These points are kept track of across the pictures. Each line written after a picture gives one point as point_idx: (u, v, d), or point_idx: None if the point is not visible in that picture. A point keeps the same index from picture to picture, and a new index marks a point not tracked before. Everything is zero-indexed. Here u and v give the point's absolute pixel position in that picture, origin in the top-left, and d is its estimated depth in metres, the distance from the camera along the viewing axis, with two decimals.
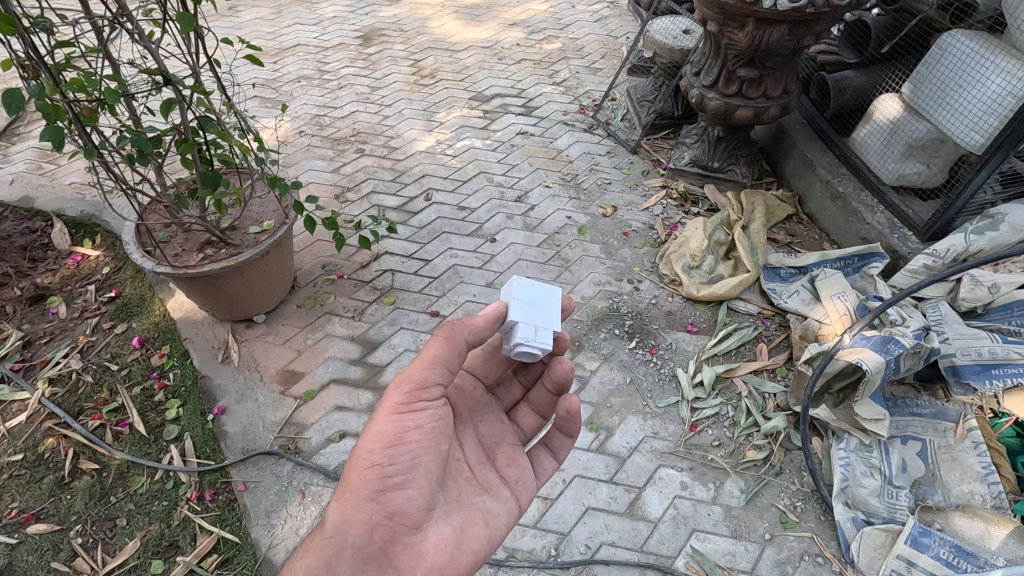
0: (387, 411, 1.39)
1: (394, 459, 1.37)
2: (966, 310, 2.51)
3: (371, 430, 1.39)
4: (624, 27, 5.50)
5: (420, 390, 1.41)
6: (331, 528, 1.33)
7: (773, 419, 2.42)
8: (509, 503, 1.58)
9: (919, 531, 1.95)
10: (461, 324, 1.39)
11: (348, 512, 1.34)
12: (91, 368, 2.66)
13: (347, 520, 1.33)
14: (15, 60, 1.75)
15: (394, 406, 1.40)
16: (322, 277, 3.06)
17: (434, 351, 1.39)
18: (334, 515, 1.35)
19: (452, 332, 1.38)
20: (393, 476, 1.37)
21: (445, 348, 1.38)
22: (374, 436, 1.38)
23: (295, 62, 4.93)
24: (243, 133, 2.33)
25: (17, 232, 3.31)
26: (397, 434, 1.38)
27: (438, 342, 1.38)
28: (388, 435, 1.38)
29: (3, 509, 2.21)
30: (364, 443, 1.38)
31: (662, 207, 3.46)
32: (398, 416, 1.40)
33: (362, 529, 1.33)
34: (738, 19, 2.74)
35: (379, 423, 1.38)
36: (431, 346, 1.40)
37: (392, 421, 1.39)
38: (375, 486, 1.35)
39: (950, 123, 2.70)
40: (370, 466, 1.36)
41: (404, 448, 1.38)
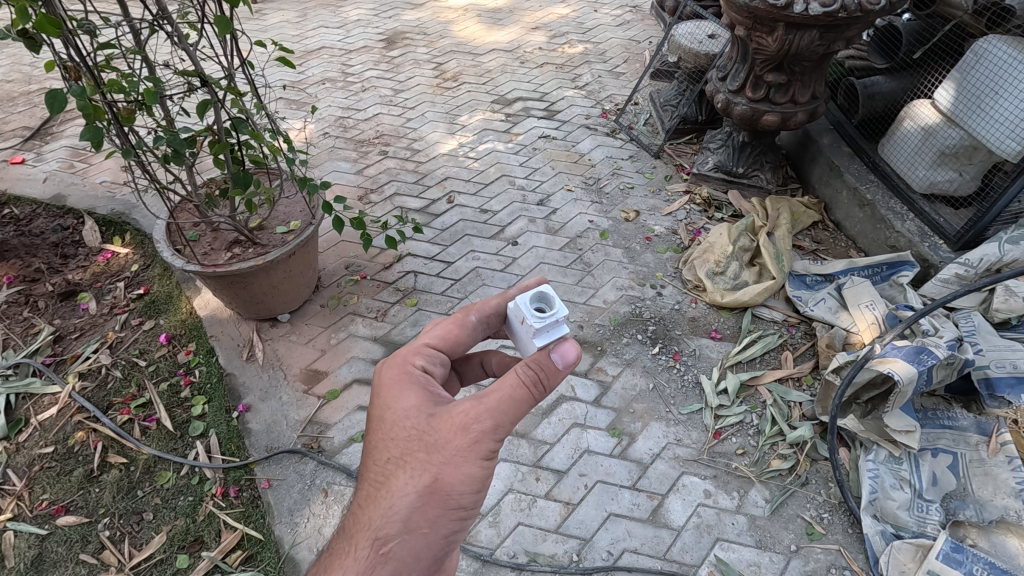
0: (481, 455, 1.21)
1: (476, 503, 1.26)
2: (1000, 321, 2.45)
3: (459, 470, 1.20)
4: (647, 32, 5.49)
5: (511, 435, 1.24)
6: (397, 564, 1.18)
7: (799, 428, 2.38)
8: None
9: (951, 547, 1.90)
10: (551, 376, 1.22)
11: (419, 547, 1.21)
12: (120, 363, 2.70)
13: (416, 555, 1.21)
14: (58, 61, 1.79)
15: (488, 453, 1.22)
16: (346, 277, 3.09)
17: (525, 405, 1.22)
18: (402, 547, 1.19)
19: (538, 381, 1.21)
20: (469, 518, 1.27)
21: (530, 401, 1.23)
22: (466, 479, 1.21)
23: (319, 65, 4.99)
24: (274, 134, 2.36)
25: (50, 229, 3.39)
26: (484, 479, 1.24)
27: (529, 392, 1.21)
28: (478, 481, 1.23)
29: (34, 500, 2.25)
30: (450, 482, 1.20)
31: (686, 212, 3.44)
32: (487, 460, 1.23)
33: (426, 564, 1.24)
34: (768, 23, 2.71)
35: (472, 466, 1.20)
36: (520, 393, 1.21)
37: (482, 466, 1.22)
38: (453, 528, 1.24)
39: (985, 131, 2.66)
40: (453, 507, 1.22)
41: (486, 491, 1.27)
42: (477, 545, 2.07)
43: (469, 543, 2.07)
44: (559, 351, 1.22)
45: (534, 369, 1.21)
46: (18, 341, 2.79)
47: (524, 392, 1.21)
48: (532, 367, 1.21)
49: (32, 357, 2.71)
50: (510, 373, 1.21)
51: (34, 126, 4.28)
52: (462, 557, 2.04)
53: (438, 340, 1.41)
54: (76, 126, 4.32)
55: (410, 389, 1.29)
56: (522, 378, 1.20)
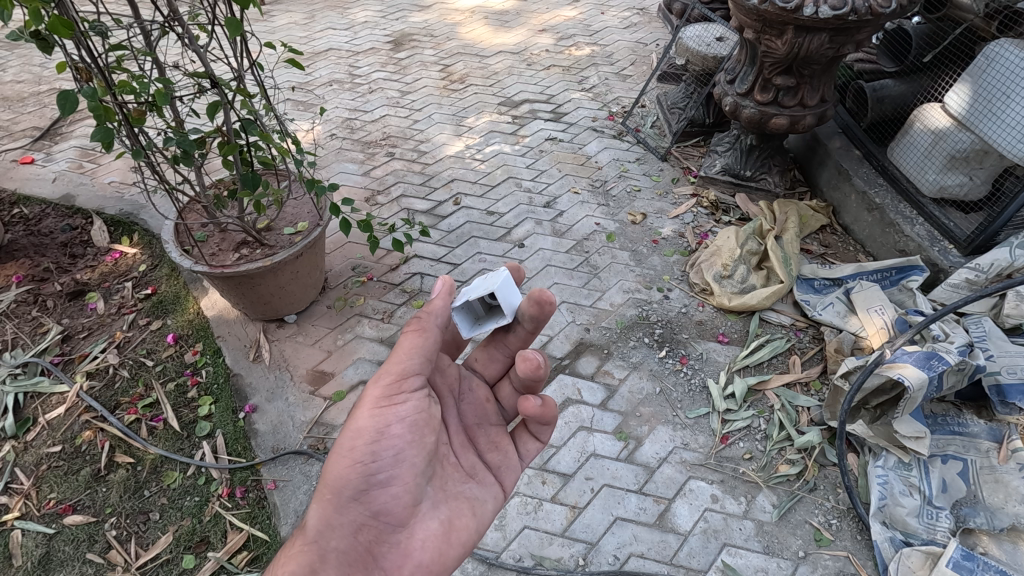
0: (367, 405, 1.35)
1: (376, 456, 1.34)
2: (1011, 326, 2.42)
3: (351, 426, 1.35)
4: (654, 35, 5.49)
5: (396, 380, 1.37)
6: (312, 533, 1.32)
7: (807, 433, 2.37)
8: (495, 488, 1.60)
9: (962, 554, 1.88)
10: (427, 312, 1.40)
11: (330, 514, 1.33)
12: (128, 363, 2.71)
13: (329, 522, 1.33)
14: (70, 63, 1.80)
15: (373, 401, 1.36)
16: (352, 278, 3.09)
17: (410, 343, 1.38)
18: (315, 517, 1.33)
19: (422, 321, 1.40)
20: (375, 474, 1.34)
21: (422, 340, 1.38)
22: (354, 433, 1.34)
23: (327, 66, 5.01)
24: (282, 136, 2.36)
25: (58, 228, 3.41)
26: (380, 429, 1.35)
27: (410, 335, 1.38)
28: (368, 433, 1.34)
29: (42, 499, 2.26)
30: (342, 442, 1.36)
31: (693, 215, 3.43)
32: (377, 409, 1.35)
33: (346, 530, 1.33)
34: (777, 26, 2.71)
35: (359, 418, 1.35)
36: (404, 339, 1.38)
37: (371, 415, 1.35)
38: (358, 486, 1.34)
39: (996, 135, 2.64)
40: (353, 465, 1.33)
41: (386, 443, 1.35)
42: (483, 548, 2.07)
43: (474, 546, 2.07)
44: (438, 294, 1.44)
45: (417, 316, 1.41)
46: (27, 341, 2.80)
47: (404, 336, 1.38)
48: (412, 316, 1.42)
49: (40, 357, 2.73)
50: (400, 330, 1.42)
51: (43, 126, 4.31)
52: (467, 560, 2.04)
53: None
54: (85, 126, 4.34)
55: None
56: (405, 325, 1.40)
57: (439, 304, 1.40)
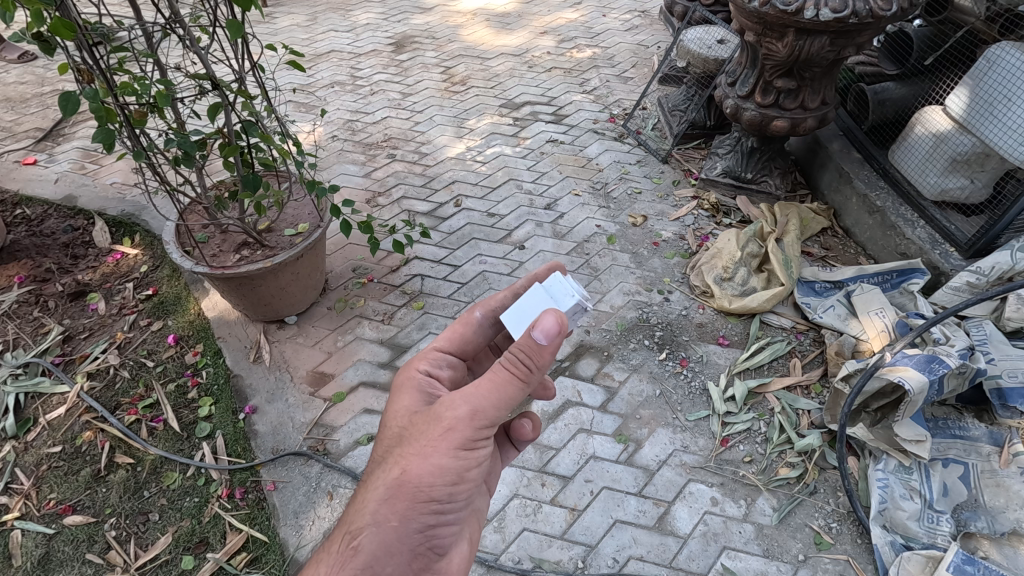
0: (450, 444, 1.23)
1: (452, 497, 1.26)
2: (1012, 329, 2.41)
3: (428, 460, 1.22)
4: (655, 37, 5.49)
5: (490, 426, 1.24)
6: (369, 557, 1.19)
7: (808, 436, 2.36)
8: (488, 494, 1.58)
9: (963, 559, 1.87)
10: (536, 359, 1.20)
11: (391, 541, 1.21)
12: (128, 364, 2.72)
13: (389, 549, 1.21)
14: (72, 64, 1.81)
15: (460, 442, 1.23)
16: (353, 280, 3.09)
17: (511, 392, 1.21)
18: (372, 540, 1.20)
19: (527, 370, 1.20)
20: (445, 513, 1.27)
21: (524, 391, 1.23)
22: (433, 470, 1.22)
23: (329, 68, 5.02)
24: (283, 138, 2.36)
25: (61, 229, 3.42)
26: (459, 471, 1.25)
27: (513, 384, 1.21)
28: (448, 473, 1.24)
29: (42, 499, 2.26)
30: (418, 473, 1.22)
31: (694, 218, 3.43)
32: (461, 451, 1.24)
33: (404, 560, 1.23)
34: (777, 29, 2.71)
35: (440, 455, 1.22)
36: (505, 384, 1.21)
37: (455, 456, 1.23)
38: (427, 521, 1.25)
39: (997, 138, 2.63)
40: (424, 499, 1.23)
41: (463, 486, 1.27)
42: (482, 551, 2.07)
43: None
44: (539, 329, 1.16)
45: (519, 356, 1.19)
46: (28, 341, 2.81)
47: (507, 383, 1.21)
48: (517, 357, 1.19)
49: (41, 357, 2.73)
50: (496, 368, 1.23)
51: (46, 127, 4.33)
52: None
53: (447, 342, 1.51)
54: (88, 127, 4.36)
55: (408, 394, 1.38)
56: (507, 368, 1.21)
57: (546, 355, 1.18)
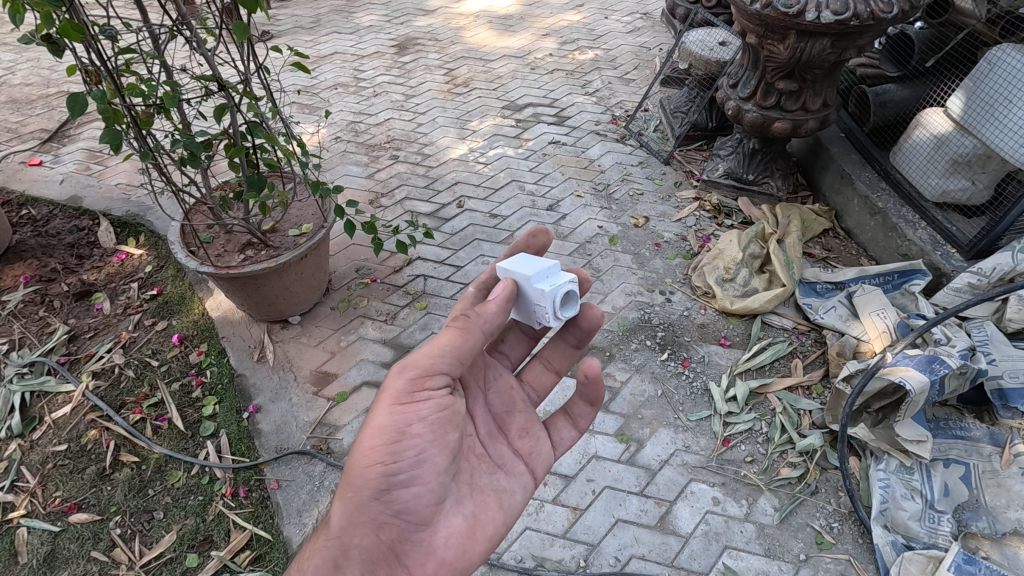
0: (387, 403, 1.32)
1: (397, 456, 1.33)
2: (1013, 330, 2.42)
3: (370, 422, 1.33)
4: (657, 39, 5.50)
5: (420, 379, 1.32)
6: (336, 529, 1.36)
7: (809, 437, 2.37)
8: (525, 478, 1.59)
9: (963, 558, 1.88)
10: (476, 313, 1.32)
11: (353, 512, 1.36)
12: (133, 363, 2.74)
13: (352, 520, 1.36)
14: (80, 65, 1.83)
15: (395, 399, 1.32)
16: (356, 280, 3.11)
17: (446, 342, 1.31)
18: (338, 512, 1.37)
19: (466, 320, 1.31)
20: (397, 474, 1.33)
21: (464, 343, 1.31)
22: (374, 432, 1.32)
23: (332, 70, 5.05)
24: (288, 138, 2.38)
25: (66, 229, 3.44)
26: (398, 429, 1.32)
27: (445, 335, 1.31)
28: (387, 432, 1.32)
29: (47, 497, 2.28)
30: (363, 435, 1.33)
31: (696, 219, 3.44)
32: (398, 408, 1.32)
33: (368, 529, 1.35)
34: (779, 31, 2.72)
35: (380, 416, 1.32)
36: (439, 338, 1.32)
37: (391, 413, 1.32)
38: (377, 486, 1.33)
39: (997, 139, 2.64)
40: (370, 464, 1.32)
41: (407, 442, 1.33)
42: None
43: None
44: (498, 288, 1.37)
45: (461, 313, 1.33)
46: (33, 340, 2.83)
47: (438, 336, 1.32)
48: (454, 313, 1.34)
49: (47, 356, 2.75)
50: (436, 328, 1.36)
51: (52, 129, 4.36)
52: None
53: None
54: (93, 128, 4.39)
55: None
56: (444, 324, 1.33)
57: (491, 308, 1.33)
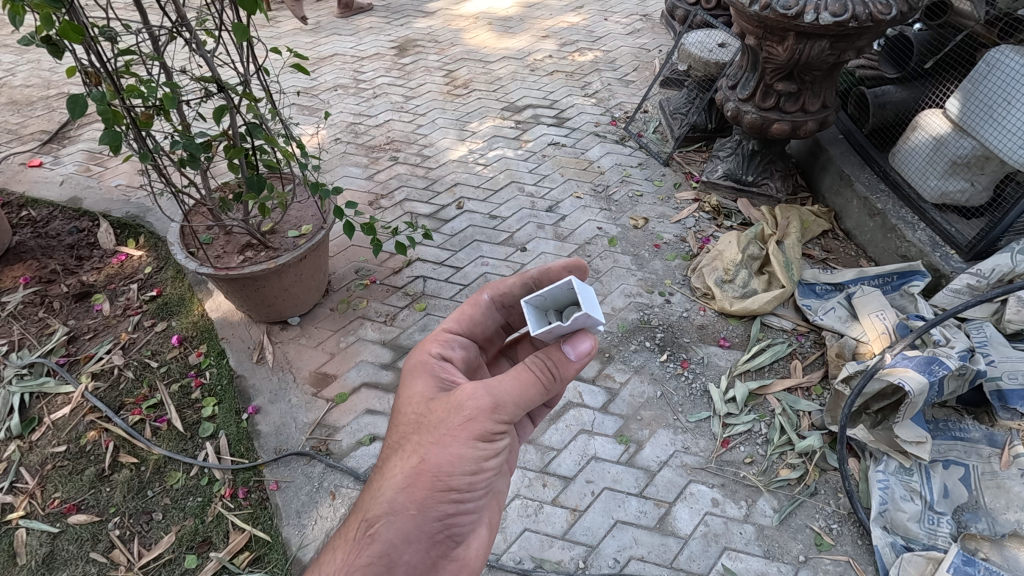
0: (469, 436, 1.25)
1: (471, 486, 1.30)
2: (1013, 331, 2.42)
3: (446, 450, 1.25)
4: (657, 40, 5.51)
5: (510, 419, 1.27)
6: (385, 545, 1.24)
7: (808, 438, 2.37)
8: (504, 476, 1.62)
9: (963, 560, 1.88)
10: (562, 366, 1.25)
11: (409, 529, 1.26)
12: (133, 364, 2.74)
13: (406, 537, 1.26)
14: (79, 67, 1.83)
15: (481, 434, 1.25)
16: (356, 281, 3.11)
17: (536, 394, 1.25)
18: (391, 528, 1.25)
19: (551, 376, 1.25)
20: (464, 501, 1.31)
21: (546, 395, 1.27)
22: (452, 459, 1.25)
23: (332, 71, 5.06)
24: (288, 140, 2.38)
25: (66, 231, 3.44)
26: (478, 461, 1.28)
27: (538, 386, 1.24)
28: (468, 462, 1.26)
29: (46, 498, 2.28)
30: (437, 462, 1.25)
31: (695, 220, 3.44)
32: (482, 442, 1.27)
33: (422, 547, 1.28)
34: (778, 33, 2.73)
35: (459, 446, 1.25)
36: (529, 384, 1.24)
37: (474, 447, 1.26)
38: (446, 509, 1.29)
39: (996, 141, 2.65)
40: (443, 489, 1.26)
41: (482, 475, 1.30)
42: None
43: None
44: (570, 344, 1.24)
45: (547, 360, 1.25)
46: (33, 341, 2.83)
47: (532, 384, 1.24)
48: (542, 362, 1.24)
49: (46, 357, 2.75)
50: (521, 367, 1.26)
51: (52, 130, 4.36)
52: None
53: (456, 324, 1.55)
54: (93, 130, 4.40)
55: (421, 375, 1.40)
56: (534, 369, 1.25)
57: (571, 369, 1.26)
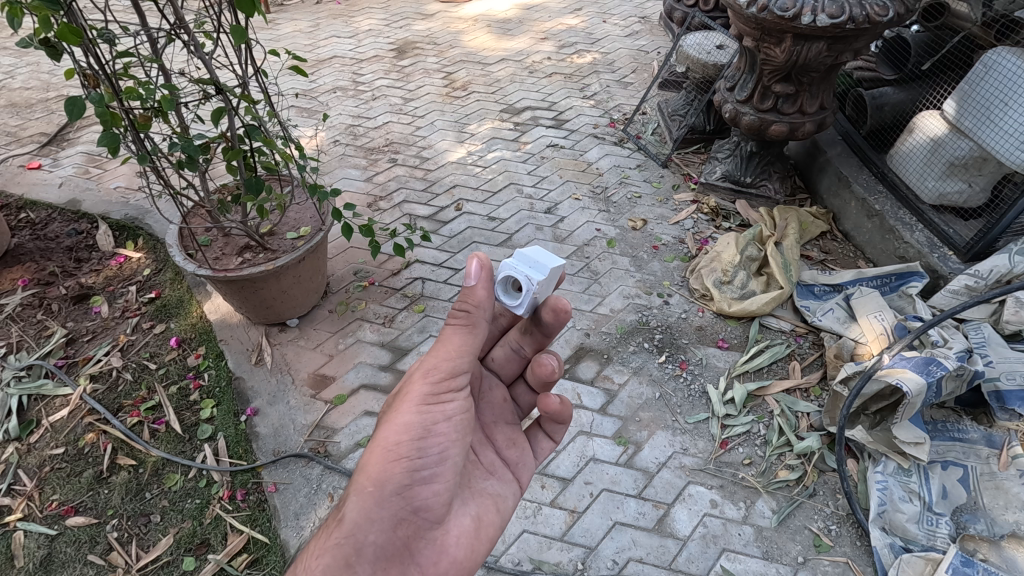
0: (413, 402, 1.31)
1: (423, 452, 1.31)
2: (1011, 332, 2.43)
3: (394, 421, 1.30)
4: (655, 43, 5.52)
5: (448, 378, 1.32)
6: (351, 526, 1.27)
7: (807, 439, 2.37)
8: (514, 485, 1.62)
9: (961, 561, 1.88)
10: (475, 306, 1.29)
11: (370, 507, 1.29)
12: (131, 366, 2.74)
13: (369, 516, 1.28)
14: (78, 69, 1.83)
15: (422, 397, 1.31)
16: (354, 283, 3.11)
17: (458, 337, 1.30)
18: (354, 508, 1.28)
19: (468, 313, 1.29)
20: (420, 469, 1.32)
21: (472, 337, 1.31)
22: (399, 427, 1.30)
23: (331, 73, 5.06)
24: (286, 141, 2.37)
25: (64, 233, 3.44)
26: (426, 426, 1.31)
27: (457, 330, 1.30)
28: (416, 428, 1.30)
29: (44, 500, 2.28)
30: (387, 433, 1.30)
31: (693, 221, 3.45)
32: (425, 407, 1.31)
33: (385, 526, 1.29)
34: (775, 35, 2.73)
35: (404, 414, 1.30)
36: (452, 335, 1.30)
37: (418, 412, 1.30)
38: (402, 481, 1.30)
39: (992, 141, 2.65)
40: (396, 459, 1.30)
41: (434, 439, 1.33)
42: None
43: None
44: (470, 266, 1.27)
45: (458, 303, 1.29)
46: (31, 343, 2.83)
47: (452, 332, 1.30)
48: (455, 307, 1.31)
49: (44, 359, 2.75)
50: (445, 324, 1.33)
51: (51, 133, 4.36)
52: None
53: None
54: (92, 133, 4.40)
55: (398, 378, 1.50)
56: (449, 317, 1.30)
57: (480, 294, 1.28)
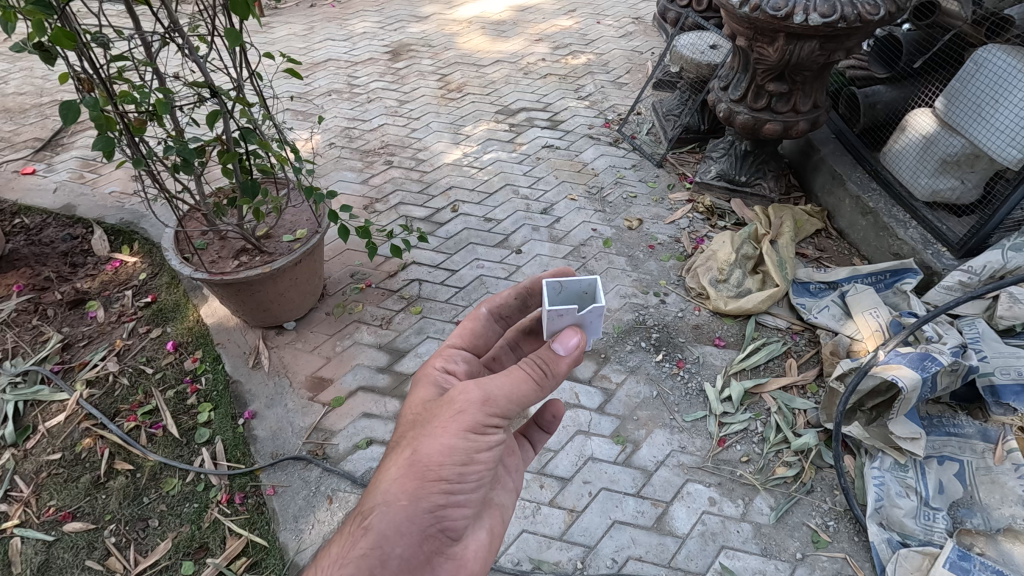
0: (460, 426, 1.26)
1: (462, 477, 1.29)
2: (1004, 327, 2.45)
3: (437, 441, 1.26)
4: (649, 43, 5.54)
5: (500, 416, 1.28)
6: (378, 537, 1.23)
7: (804, 436, 2.37)
8: (512, 492, 1.58)
9: (959, 555, 1.90)
10: (551, 364, 1.28)
11: (401, 521, 1.25)
12: (127, 371, 2.73)
13: (398, 529, 1.25)
14: (73, 74, 1.84)
15: (471, 426, 1.27)
16: (351, 285, 3.11)
17: (526, 391, 1.28)
18: (383, 520, 1.24)
19: (543, 373, 1.29)
20: (455, 493, 1.30)
21: (540, 394, 1.30)
22: (443, 450, 1.26)
23: (326, 76, 5.06)
24: (281, 144, 2.37)
25: (59, 238, 3.43)
26: (469, 452, 1.27)
27: (529, 383, 1.27)
28: (459, 453, 1.27)
29: (42, 506, 2.27)
30: (429, 452, 1.26)
31: (689, 221, 3.46)
32: (472, 434, 1.27)
33: (413, 541, 1.26)
34: (768, 34, 2.75)
35: (449, 437, 1.26)
36: (521, 382, 1.27)
37: (463, 438, 1.27)
38: (436, 500, 1.27)
39: (986, 139, 2.68)
40: (434, 479, 1.26)
41: (474, 467, 1.29)
42: None
43: None
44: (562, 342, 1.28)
45: (537, 361, 1.29)
46: (27, 349, 2.82)
47: (524, 381, 1.27)
48: (533, 360, 1.29)
49: (41, 365, 2.74)
50: (514, 367, 1.30)
51: (45, 137, 4.35)
52: None
53: (458, 338, 1.56)
54: (86, 137, 4.38)
55: (420, 384, 1.45)
56: (525, 368, 1.28)
57: (562, 365, 1.29)
